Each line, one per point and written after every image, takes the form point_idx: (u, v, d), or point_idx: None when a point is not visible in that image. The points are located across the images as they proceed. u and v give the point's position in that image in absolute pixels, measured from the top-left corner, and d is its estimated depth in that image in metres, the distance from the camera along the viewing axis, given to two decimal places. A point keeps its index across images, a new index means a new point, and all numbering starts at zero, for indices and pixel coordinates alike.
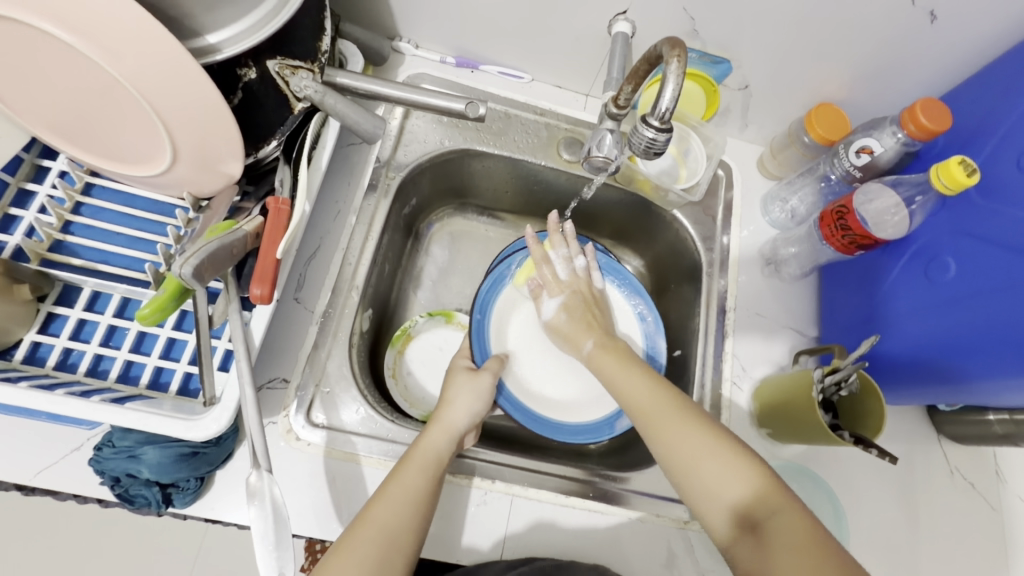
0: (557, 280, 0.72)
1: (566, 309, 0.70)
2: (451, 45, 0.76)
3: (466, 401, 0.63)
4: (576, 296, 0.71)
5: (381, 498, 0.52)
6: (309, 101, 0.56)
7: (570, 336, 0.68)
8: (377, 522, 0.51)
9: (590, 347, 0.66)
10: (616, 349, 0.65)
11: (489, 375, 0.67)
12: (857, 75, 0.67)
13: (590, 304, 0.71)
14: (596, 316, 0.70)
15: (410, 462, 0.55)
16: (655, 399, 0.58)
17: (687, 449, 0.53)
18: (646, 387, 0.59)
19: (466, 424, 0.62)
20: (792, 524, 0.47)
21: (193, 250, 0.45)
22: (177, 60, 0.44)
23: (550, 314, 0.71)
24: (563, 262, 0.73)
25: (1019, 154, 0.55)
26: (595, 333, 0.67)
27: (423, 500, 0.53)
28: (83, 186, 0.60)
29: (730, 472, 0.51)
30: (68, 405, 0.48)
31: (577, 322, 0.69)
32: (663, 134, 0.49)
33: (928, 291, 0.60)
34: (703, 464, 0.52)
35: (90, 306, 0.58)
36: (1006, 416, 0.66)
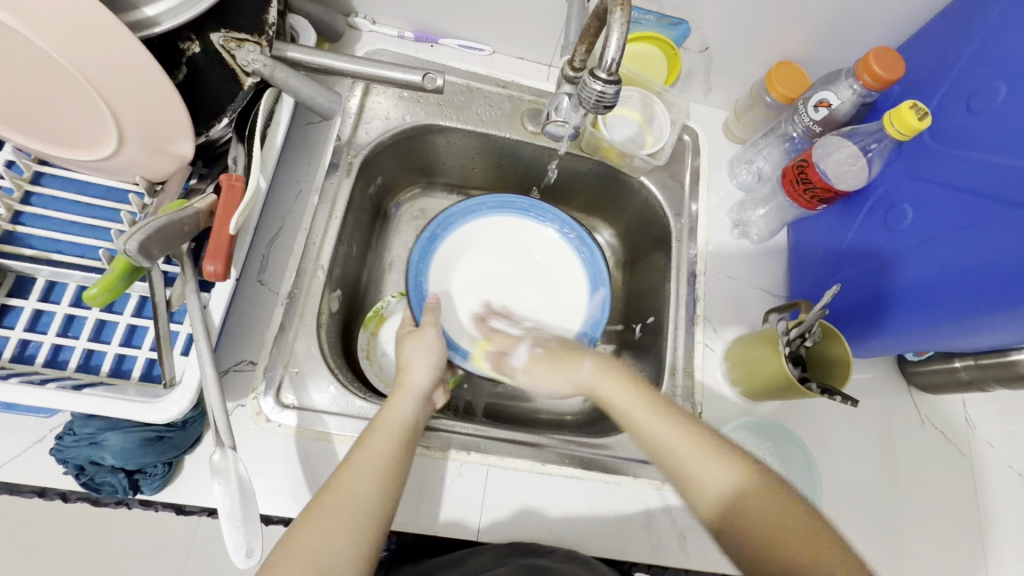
0: (509, 338, 0.68)
1: (538, 345, 0.65)
2: (408, 19, 0.75)
3: (420, 363, 0.63)
4: (541, 337, 0.67)
5: (349, 466, 0.51)
6: (259, 76, 0.54)
7: (564, 389, 0.62)
8: (343, 488, 0.50)
9: (591, 369, 0.60)
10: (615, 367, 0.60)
11: (432, 329, 0.66)
12: (815, 31, 0.67)
13: (569, 343, 0.65)
14: (567, 348, 0.64)
15: (377, 429, 0.54)
16: (683, 438, 0.53)
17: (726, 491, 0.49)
18: (673, 426, 0.54)
19: (428, 382, 0.62)
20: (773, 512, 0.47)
21: (139, 226, 0.44)
22: (109, 32, 0.43)
23: (522, 362, 0.65)
24: (509, 327, 0.71)
25: (968, 98, 0.55)
26: (587, 352, 0.63)
27: (390, 468, 0.52)
28: (32, 175, 0.58)
29: (776, 516, 0.47)
30: (24, 394, 0.47)
31: (558, 358, 0.63)
32: (612, 87, 0.48)
33: (887, 238, 0.61)
34: (702, 475, 0.50)
35: (46, 297, 0.56)
36: (971, 362, 0.67)
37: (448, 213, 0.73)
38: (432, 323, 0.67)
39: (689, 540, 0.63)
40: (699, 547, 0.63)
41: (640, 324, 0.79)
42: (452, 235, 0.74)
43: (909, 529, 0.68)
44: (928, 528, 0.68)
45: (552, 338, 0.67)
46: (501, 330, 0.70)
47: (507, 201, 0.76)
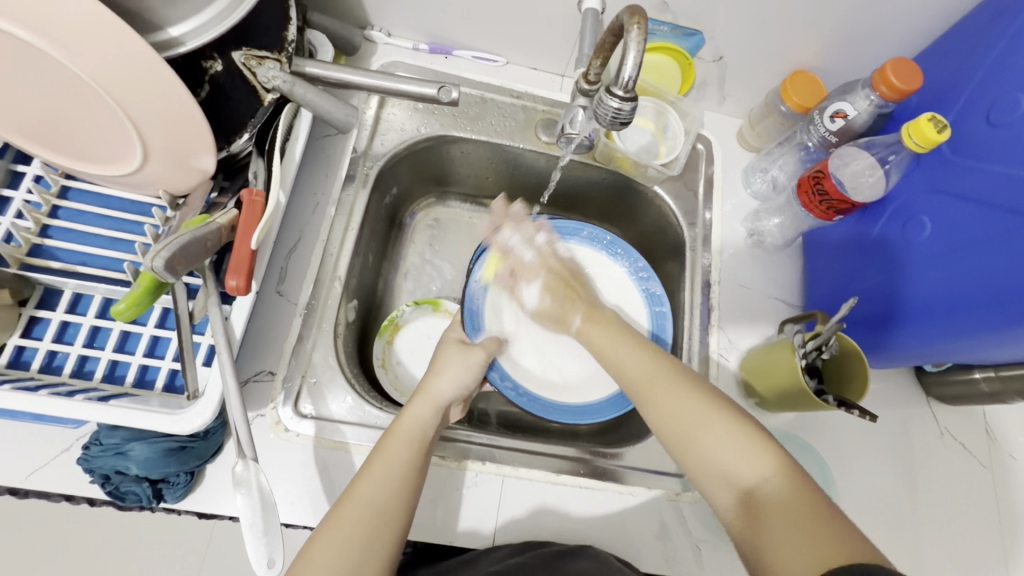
0: (526, 266, 0.71)
1: (546, 291, 0.70)
2: (423, 31, 0.76)
3: (456, 372, 0.64)
4: (553, 274, 0.70)
5: (366, 476, 0.52)
6: (279, 91, 0.56)
7: (558, 315, 0.69)
8: (363, 497, 0.50)
9: (579, 323, 0.66)
10: (605, 321, 0.65)
11: (483, 352, 0.67)
12: (831, 40, 0.67)
13: (569, 279, 0.70)
14: (579, 287, 0.69)
15: (395, 435, 0.55)
16: (649, 367, 0.58)
17: (682, 417, 0.53)
18: (643, 359, 0.59)
19: (452, 395, 0.62)
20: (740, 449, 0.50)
21: (164, 244, 0.45)
22: (137, 53, 0.44)
23: (532, 302, 0.71)
24: (525, 246, 0.72)
25: (988, 109, 0.55)
26: (580, 306, 0.67)
27: (410, 474, 0.53)
28: (59, 190, 0.60)
29: (723, 434, 0.51)
30: (53, 405, 0.49)
31: (562, 302, 0.69)
32: (628, 103, 0.49)
33: (905, 250, 0.60)
34: (684, 416, 0.54)
35: (72, 309, 0.58)
36: (992, 374, 0.66)
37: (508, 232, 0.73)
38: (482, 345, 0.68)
39: (704, 552, 0.62)
40: (715, 559, 0.62)
41: None
42: None
43: (928, 541, 0.67)
44: (948, 541, 0.68)
45: (557, 261, 0.71)
46: (515, 247, 0.72)
47: (567, 229, 0.76)
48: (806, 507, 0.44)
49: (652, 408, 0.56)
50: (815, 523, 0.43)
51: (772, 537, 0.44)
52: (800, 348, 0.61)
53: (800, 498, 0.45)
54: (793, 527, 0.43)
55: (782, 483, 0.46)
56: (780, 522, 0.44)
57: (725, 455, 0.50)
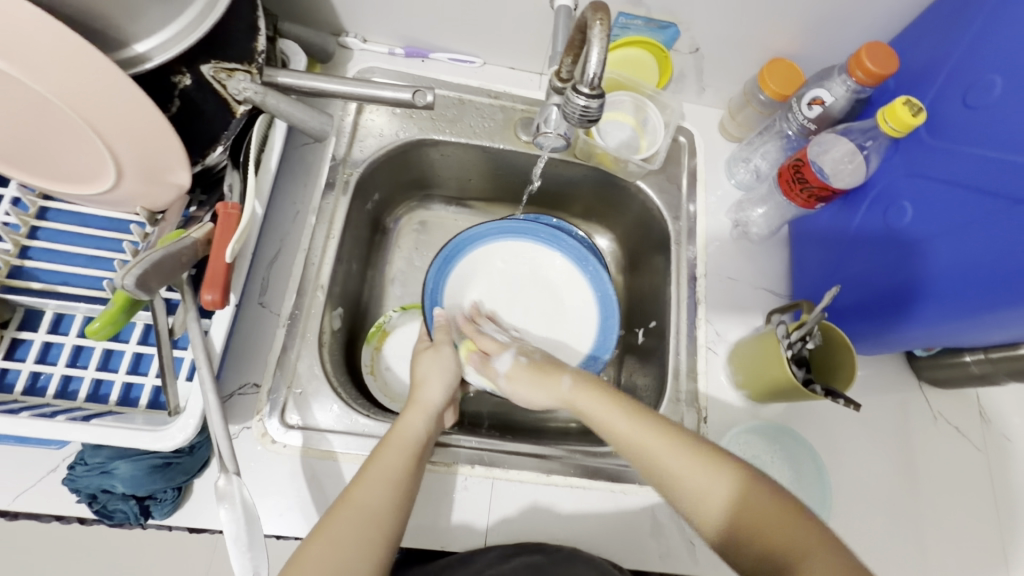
0: (498, 342, 0.67)
1: (522, 353, 0.66)
2: (398, 36, 0.76)
3: (439, 378, 0.63)
4: (526, 347, 0.67)
5: (361, 481, 0.52)
6: (251, 103, 0.56)
7: (542, 375, 0.63)
8: (358, 501, 0.50)
9: (570, 383, 0.61)
10: (592, 385, 0.60)
11: (449, 346, 0.67)
12: (807, 27, 0.66)
13: (551, 358, 0.65)
14: (546, 361, 0.64)
15: (389, 442, 0.55)
16: (646, 431, 0.55)
17: (683, 484, 0.51)
18: (637, 424, 0.55)
19: (442, 400, 0.62)
20: (763, 512, 0.48)
21: (136, 261, 0.45)
22: (100, 71, 0.44)
23: (505, 369, 0.65)
24: (498, 333, 0.70)
25: (965, 91, 0.55)
26: (567, 368, 0.63)
27: (404, 479, 0.53)
28: (37, 210, 0.60)
29: (739, 500, 0.49)
30: (35, 427, 0.49)
31: (538, 368, 0.63)
32: (596, 101, 0.49)
33: (887, 236, 0.60)
34: (683, 479, 0.51)
35: (55, 329, 0.58)
36: (982, 357, 0.65)
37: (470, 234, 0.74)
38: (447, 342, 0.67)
39: (698, 547, 0.62)
40: (708, 553, 0.62)
41: (642, 328, 0.78)
42: (471, 255, 0.75)
43: (925, 526, 0.67)
44: (945, 525, 0.67)
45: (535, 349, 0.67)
46: (484, 334, 0.69)
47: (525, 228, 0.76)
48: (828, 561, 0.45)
49: (655, 475, 0.53)
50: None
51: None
52: (786, 339, 0.61)
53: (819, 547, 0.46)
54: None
55: (804, 537, 0.46)
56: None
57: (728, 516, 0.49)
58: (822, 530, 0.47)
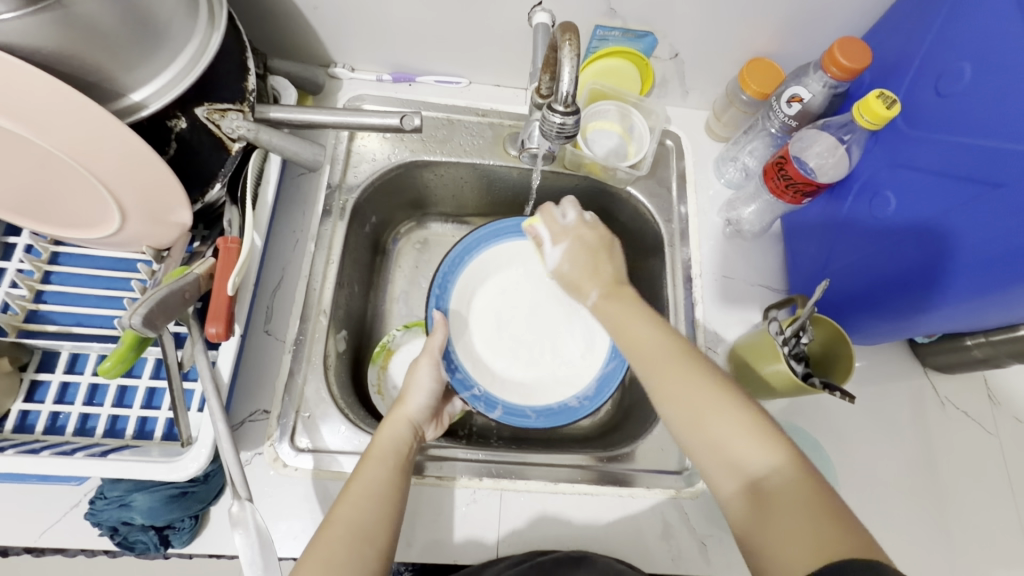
0: (558, 226, 0.68)
1: (568, 256, 0.67)
2: (385, 63, 0.78)
3: (415, 392, 0.64)
4: (583, 236, 0.67)
5: (345, 499, 0.53)
6: (245, 140, 0.59)
7: (574, 281, 0.66)
8: (342, 519, 0.51)
9: (595, 297, 0.64)
10: (625, 299, 0.62)
11: (428, 359, 0.67)
12: (783, 27, 0.68)
13: (596, 248, 0.66)
14: (603, 253, 0.66)
15: (371, 457, 0.56)
16: (666, 349, 0.56)
17: (689, 401, 0.51)
18: (660, 340, 0.57)
19: (421, 416, 0.63)
20: (790, 473, 0.45)
21: (143, 300, 0.48)
22: (101, 124, 0.46)
23: (553, 261, 0.68)
24: (570, 207, 0.69)
25: (936, 80, 0.56)
26: (597, 281, 0.64)
27: (387, 492, 0.54)
28: (49, 256, 0.62)
29: (732, 424, 0.49)
30: (55, 465, 0.51)
31: (587, 260, 0.66)
32: (571, 117, 0.51)
33: (874, 226, 0.60)
34: (701, 408, 0.51)
35: (71, 369, 0.60)
36: (983, 340, 0.64)
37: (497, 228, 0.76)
38: (431, 355, 0.67)
39: (710, 547, 0.62)
40: (721, 553, 0.62)
41: None
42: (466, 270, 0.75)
43: (940, 513, 0.66)
44: (963, 513, 0.66)
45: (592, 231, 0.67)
46: (559, 210, 0.70)
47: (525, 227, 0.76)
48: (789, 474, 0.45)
49: (664, 396, 0.53)
50: (814, 509, 0.42)
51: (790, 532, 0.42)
52: (780, 335, 0.61)
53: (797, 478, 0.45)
54: (798, 522, 0.42)
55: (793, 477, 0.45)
56: (786, 519, 0.43)
57: (722, 435, 0.49)
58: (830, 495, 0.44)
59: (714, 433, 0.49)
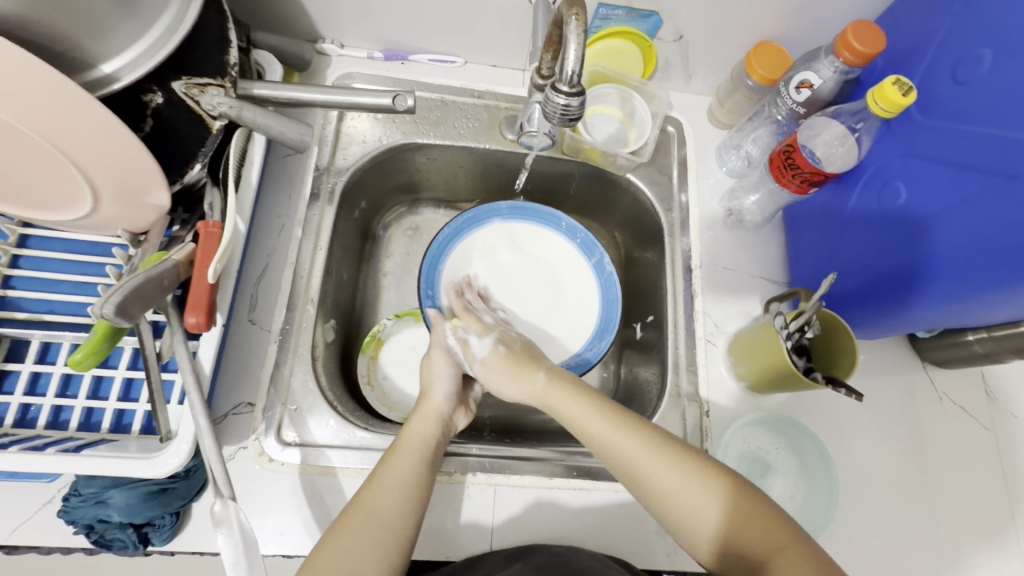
0: (479, 322, 0.66)
1: (501, 344, 0.64)
2: (376, 39, 0.74)
3: (439, 383, 0.63)
4: (508, 333, 0.66)
5: (372, 486, 0.51)
6: (227, 118, 0.55)
7: (513, 382, 0.62)
8: (367, 507, 0.50)
9: (545, 379, 0.60)
10: (570, 380, 0.60)
11: (439, 354, 0.65)
12: (792, 9, 0.65)
13: (532, 352, 0.64)
14: (529, 356, 0.63)
15: (398, 448, 0.55)
16: (626, 425, 0.54)
17: (657, 479, 0.51)
18: (604, 414, 0.55)
19: (447, 408, 0.62)
20: (756, 538, 0.47)
21: (116, 288, 0.45)
22: (67, 97, 0.42)
23: (482, 352, 0.64)
24: (487, 312, 0.70)
25: (953, 67, 0.54)
26: (543, 364, 0.62)
27: (413, 483, 0.52)
28: (17, 238, 0.59)
29: (704, 493, 0.50)
30: (25, 461, 0.48)
31: (516, 359, 0.63)
32: (576, 99, 0.48)
33: (881, 219, 0.59)
34: (669, 489, 0.51)
35: (42, 358, 0.57)
36: (984, 335, 0.63)
37: (479, 210, 0.74)
38: (439, 348, 0.66)
39: None
40: None
41: (640, 323, 0.77)
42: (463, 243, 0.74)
43: (935, 508, 0.66)
44: (958, 508, 0.66)
45: (521, 347, 0.64)
46: (468, 313, 0.67)
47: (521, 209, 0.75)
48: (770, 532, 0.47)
49: (633, 476, 0.52)
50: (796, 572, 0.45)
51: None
52: (785, 329, 0.60)
53: (755, 518, 0.48)
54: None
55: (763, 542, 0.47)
56: None
57: (694, 509, 0.49)
58: (802, 541, 0.47)
59: (675, 497, 0.50)
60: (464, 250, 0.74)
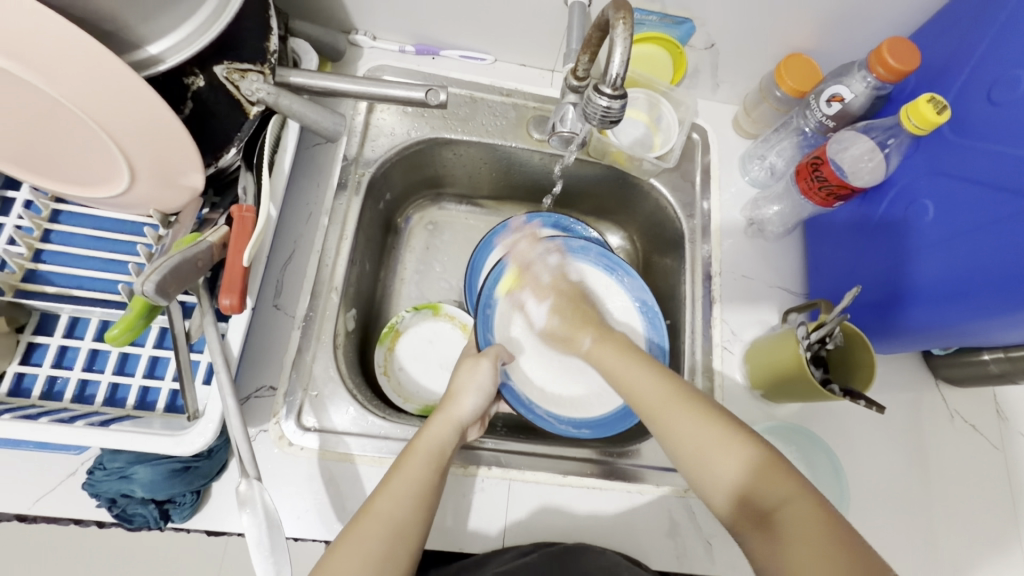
0: (540, 285, 0.72)
1: (555, 310, 0.71)
2: (409, 33, 0.75)
3: (468, 395, 0.62)
4: (563, 293, 0.71)
5: (385, 491, 0.51)
6: (263, 103, 0.55)
7: (566, 334, 0.69)
8: (380, 513, 0.50)
9: (589, 343, 0.67)
10: (615, 340, 0.65)
11: (489, 361, 0.65)
12: (825, 23, 0.65)
13: (578, 301, 0.71)
14: (589, 311, 0.70)
15: (413, 453, 0.55)
16: (664, 392, 0.56)
17: (687, 435, 0.52)
18: (653, 379, 0.58)
19: (471, 417, 0.61)
20: (787, 494, 0.45)
21: (154, 267, 0.45)
22: (116, 75, 0.43)
23: (540, 320, 0.72)
24: (542, 264, 0.73)
25: (989, 88, 0.54)
26: (592, 327, 0.68)
27: (425, 492, 0.52)
28: (50, 214, 0.59)
29: (719, 446, 0.50)
30: (55, 433, 0.49)
31: (571, 322, 0.69)
32: (618, 101, 0.48)
33: (906, 235, 0.59)
34: (703, 446, 0.51)
35: (70, 333, 0.58)
36: (1001, 355, 0.64)
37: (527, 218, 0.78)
38: (489, 356, 0.65)
39: (714, 547, 0.62)
40: (725, 554, 0.62)
41: None
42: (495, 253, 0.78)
43: (942, 525, 0.66)
44: (964, 525, 0.67)
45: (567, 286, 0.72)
46: (537, 267, 0.73)
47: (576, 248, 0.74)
48: (788, 492, 0.45)
49: (667, 435, 0.54)
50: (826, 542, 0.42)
51: (792, 531, 0.43)
52: (805, 339, 0.60)
53: (778, 476, 0.47)
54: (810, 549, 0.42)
55: (800, 505, 0.44)
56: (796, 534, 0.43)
57: (713, 457, 0.50)
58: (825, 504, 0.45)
59: (689, 443, 0.52)
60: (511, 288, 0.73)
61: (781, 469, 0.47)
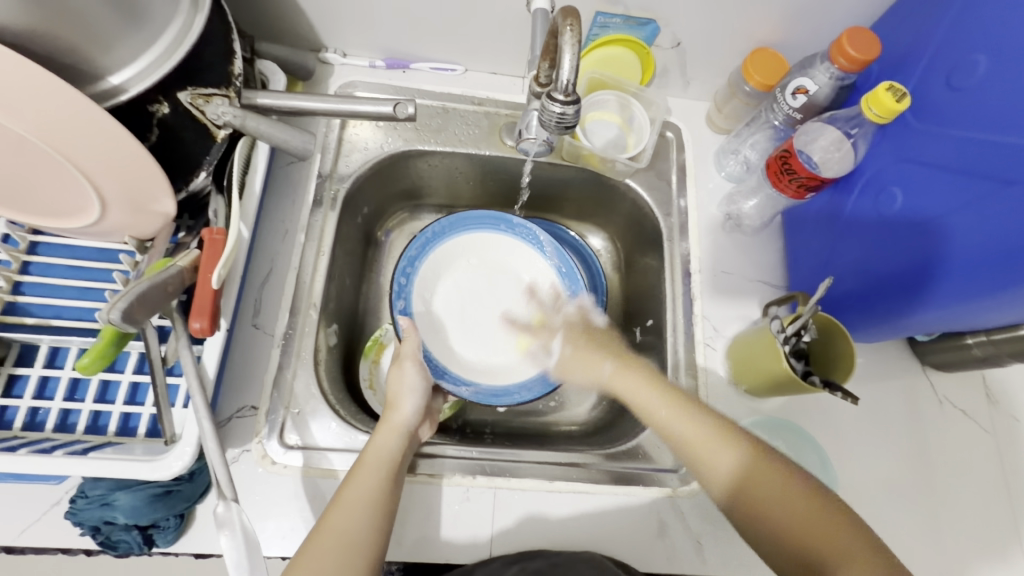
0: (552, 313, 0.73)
1: (567, 343, 0.71)
2: (378, 48, 0.75)
3: (406, 396, 0.63)
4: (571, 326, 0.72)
5: (339, 504, 0.52)
6: (231, 126, 0.56)
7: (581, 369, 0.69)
8: (336, 528, 0.51)
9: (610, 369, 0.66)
10: (637, 367, 0.64)
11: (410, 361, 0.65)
12: (787, 16, 0.66)
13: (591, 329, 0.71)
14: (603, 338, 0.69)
15: (365, 463, 0.55)
16: (671, 409, 0.58)
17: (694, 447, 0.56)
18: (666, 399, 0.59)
19: (415, 419, 0.61)
20: (802, 501, 0.51)
21: (122, 294, 0.46)
22: (78, 107, 0.44)
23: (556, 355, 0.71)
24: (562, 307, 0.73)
25: (948, 73, 0.54)
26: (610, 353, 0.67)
27: (378, 500, 0.53)
28: (28, 246, 0.60)
29: (728, 460, 0.54)
30: (34, 464, 0.49)
31: (584, 353, 0.69)
32: (571, 108, 0.49)
33: (879, 223, 0.59)
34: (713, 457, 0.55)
35: (51, 362, 0.58)
36: (983, 338, 0.63)
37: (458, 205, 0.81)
38: (410, 355, 0.66)
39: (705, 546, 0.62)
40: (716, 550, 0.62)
41: (639, 327, 0.78)
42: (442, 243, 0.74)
43: (936, 513, 0.66)
44: (958, 511, 0.66)
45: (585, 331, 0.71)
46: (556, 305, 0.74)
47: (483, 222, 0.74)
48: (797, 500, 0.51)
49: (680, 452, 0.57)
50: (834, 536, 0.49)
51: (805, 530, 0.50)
52: (781, 334, 0.61)
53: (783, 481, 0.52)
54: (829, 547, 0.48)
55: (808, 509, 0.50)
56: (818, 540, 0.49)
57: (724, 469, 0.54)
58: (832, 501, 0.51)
59: (702, 456, 0.55)
60: (431, 265, 0.73)
61: (785, 474, 0.52)
